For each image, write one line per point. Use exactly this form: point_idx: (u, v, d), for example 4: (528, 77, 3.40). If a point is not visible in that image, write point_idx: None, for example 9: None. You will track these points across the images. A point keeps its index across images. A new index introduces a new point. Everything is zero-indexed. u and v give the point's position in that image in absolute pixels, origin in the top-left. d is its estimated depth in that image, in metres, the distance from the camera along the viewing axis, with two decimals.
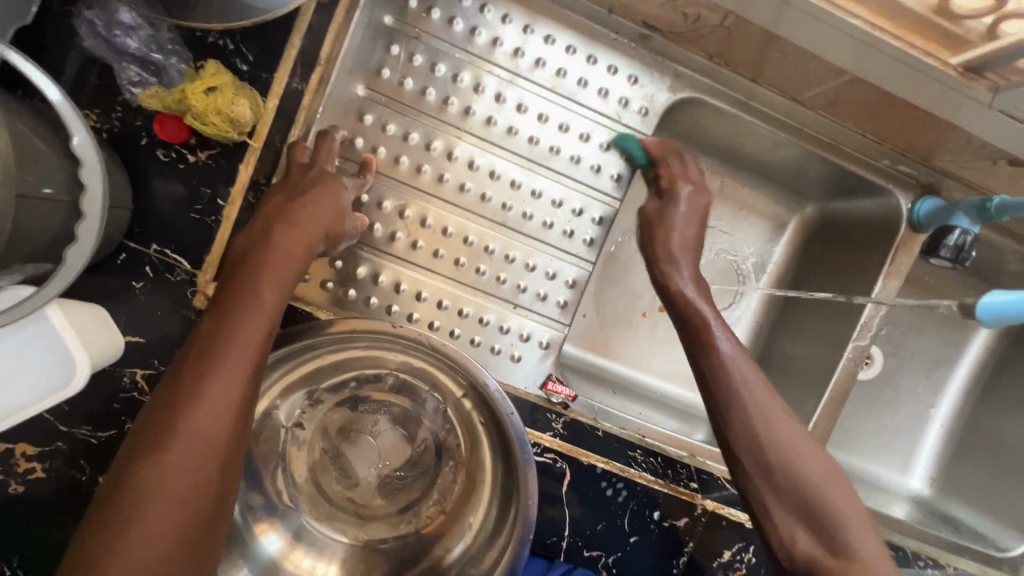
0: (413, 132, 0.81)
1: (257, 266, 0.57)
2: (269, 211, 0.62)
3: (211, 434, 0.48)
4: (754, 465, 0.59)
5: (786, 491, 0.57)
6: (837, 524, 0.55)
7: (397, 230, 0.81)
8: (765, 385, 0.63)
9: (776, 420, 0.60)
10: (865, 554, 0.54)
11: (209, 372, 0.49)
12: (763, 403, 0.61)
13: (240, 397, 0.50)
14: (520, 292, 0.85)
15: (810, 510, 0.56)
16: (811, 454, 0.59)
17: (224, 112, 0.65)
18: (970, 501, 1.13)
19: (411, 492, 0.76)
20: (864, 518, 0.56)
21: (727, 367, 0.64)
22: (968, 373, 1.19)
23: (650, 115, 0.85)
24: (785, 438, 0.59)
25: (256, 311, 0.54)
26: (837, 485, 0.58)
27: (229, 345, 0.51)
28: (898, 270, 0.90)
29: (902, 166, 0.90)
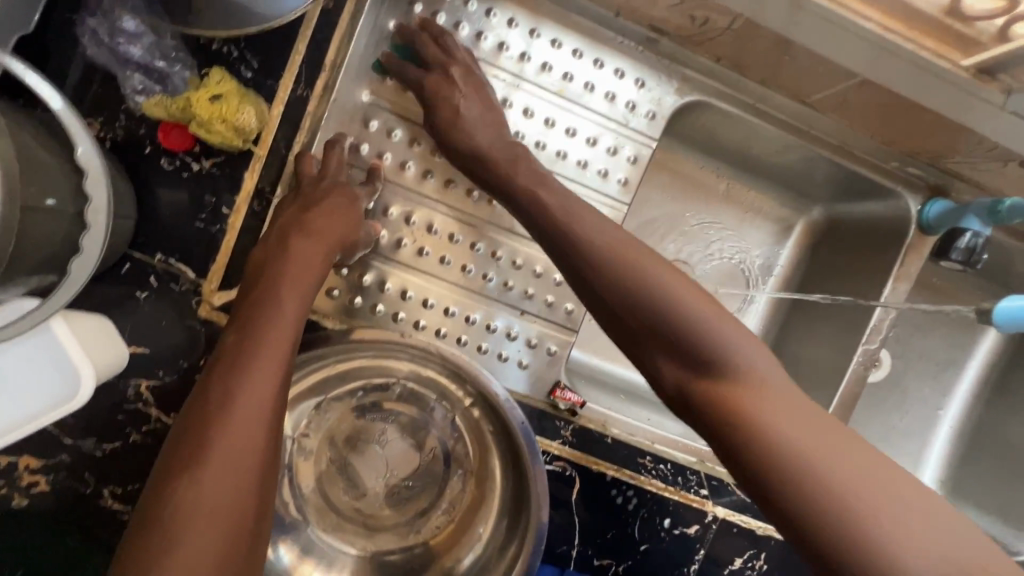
0: (418, 138, 0.80)
1: (275, 278, 0.56)
2: (283, 224, 0.62)
3: (243, 449, 0.46)
4: (623, 321, 0.54)
5: (651, 321, 0.52)
6: (708, 337, 0.50)
7: (403, 236, 0.80)
8: (638, 246, 0.57)
9: (611, 250, 0.56)
10: (759, 377, 0.48)
11: (237, 384, 0.48)
12: (597, 236, 0.58)
13: (269, 408, 0.49)
14: (527, 298, 0.85)
15: (703, 361, 0.50)
16: (719, 317, 0.51)
17: (230, 119, 0.64)
18: (981, 504, 1.11)
19: (419, 503, 0.75)
20: (742, 328, 0.51)
21: (568, 219, 0.61)
22: (977, 374, 1.19)
23: (657, 118, 0.84)
24: (627, 264, 0.55)
25: (277, 323, 0.53)
26: (719, 322, 0.51)
27: (253, 354, 0.50)
28: (907, 272, 0.89)
29: (910, 168, 0.89)
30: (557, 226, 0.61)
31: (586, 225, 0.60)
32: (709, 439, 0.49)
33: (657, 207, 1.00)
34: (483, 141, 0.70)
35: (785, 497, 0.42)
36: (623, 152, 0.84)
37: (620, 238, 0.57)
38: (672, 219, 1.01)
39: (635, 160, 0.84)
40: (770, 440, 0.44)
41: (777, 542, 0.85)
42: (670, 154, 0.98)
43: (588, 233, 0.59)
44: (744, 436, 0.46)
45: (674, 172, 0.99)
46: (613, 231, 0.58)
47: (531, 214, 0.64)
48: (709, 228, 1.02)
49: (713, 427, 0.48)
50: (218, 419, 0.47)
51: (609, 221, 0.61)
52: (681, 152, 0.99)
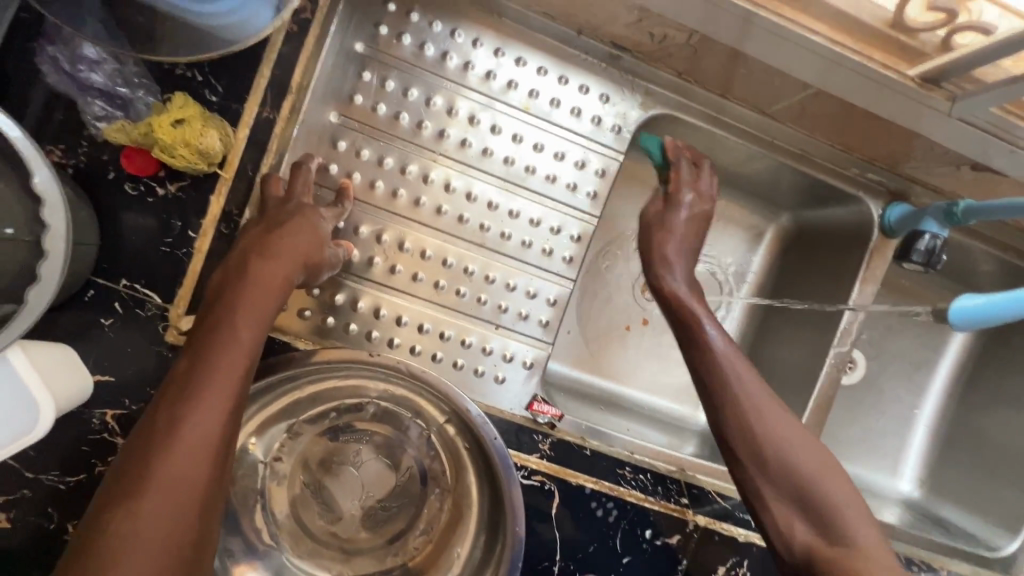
0: (387, 157, 0.80)
1: (232, 301, 0.55)
2: (246, 244, 0.60)
3: (185, 483, 0.45)
4: (762, 475, 0.62)
5: (787, 488, 0.61)
6: (834, 510, 0.59)
7: (375, 255, 0.80)
8: (770, 397, 0.65)
9: (757, 405, 0.64)
10: (867, 541, 0.57)
11: (186, 412, 0.48)
12: (752, 391, 0.65)
13: (215, 441, 0.48)
14: (501, 312, 0.85)
15: (824, 517, 0.59)
16: (834, 475, 0.61)
17: (193, 143, 0.64)
18: (960, 501, 1.13)
19: (397, 524, 0.74)
20: (859, 504, 0.60)
21: (732, 371, 0.66)
22: (949, 373, 1.21)
23: (624, 132, 0.86)
24: (774, 426, 0.63)
25: (230, 350, 0.52)
26: (826, 473, 0.61)
27: (205, 381, 0.49)
28: (873, 275, 0.92)
29: (870, 174, 0.92)
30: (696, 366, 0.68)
31: (739, 374, 0.66)
32: None
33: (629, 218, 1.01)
34: (676, 277, 0.76)
35: None
36: (591, 165, 0.86)
37: (751, 387, 0.65)
38: None
39: (602, 173, 0.86)
40: None
41: (759, 548, 0.85)
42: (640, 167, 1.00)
43: (741, 383, 0.65)
44: None
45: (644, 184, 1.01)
46: (759, 381, 0.66)
47: (684, 340, 0.71)
48: None
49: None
50: (162, 450, 0.46)
51: (751, 368, 0.68)
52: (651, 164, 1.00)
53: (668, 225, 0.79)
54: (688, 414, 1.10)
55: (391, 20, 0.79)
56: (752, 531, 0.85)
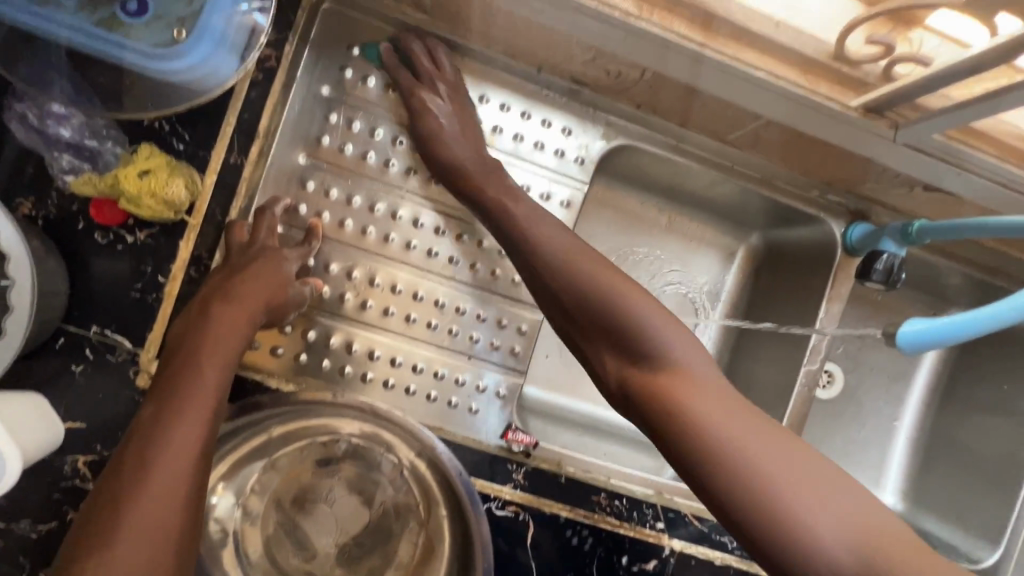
0: (356, 195, 0.82)
1: (194, 347, 0.54)
2: (205, 293, 0.60)
3: (155, 536, 0.43)
4: (586, 324, 0.58)
5: (602, 319, 0.56)
6: (650, 338, 0.54)
7: (346, 291, 0.82)
8: (613, 273, 0.58)
9: (572, 265, 0.60)
10: (703, 375, 0.53)
11: (153, 454, 0.46)
12: (576, 262, 0.60)
13: (185, 491, 0.46)
14: (473, 342, 0.86)
15: (629, 340, 0.55)
16: (682, 336, 0.55)
17: (159, 192, 0.66)
18: (942, 514, 1.13)
19: (372, 560, 0.74)
20: (679, 326, 0.55)
21: (544, 243, 0.64)
22: (927, 384, 1.22)
23: (587, 162, 0.88)
24: (588, 284, 0.57)
25: (195, 394, 0.50)
26: (672, 328, 0.55)
27: (172, 422, 0.48)
28: (838, 293, 0.93)
29: (831, 195, 0.94)
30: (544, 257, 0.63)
31: (547, 249, 0.63)
32: (642, 422, 0.54)
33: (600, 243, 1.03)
34: (463, 155, 0.77)
35: (704, 481, 0.47)
36: (557, 196, 0.88)
37: (583, 272, 0.59)
38: (617, 253, 1.03)
39: (568, 204, 0.88)
40: (696, 427, 0.49)
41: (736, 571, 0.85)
42: (609, 192, 1.03)
43: (555, 260, 0.61)
44: (672, 424, 0.50)
45: (614, 209, 1.03)
46: (592, 259, 0.60)
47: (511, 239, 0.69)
48: (654, 261, 1.05)
49: (646, 408, 0.53)
50: (129, 506, 0.44)
51: (575, 242, 0.63)
52: (620, 189, 1.03)
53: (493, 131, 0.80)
54: None
55: (356, 63, 0.81)
56: (729, 554, 0.86)
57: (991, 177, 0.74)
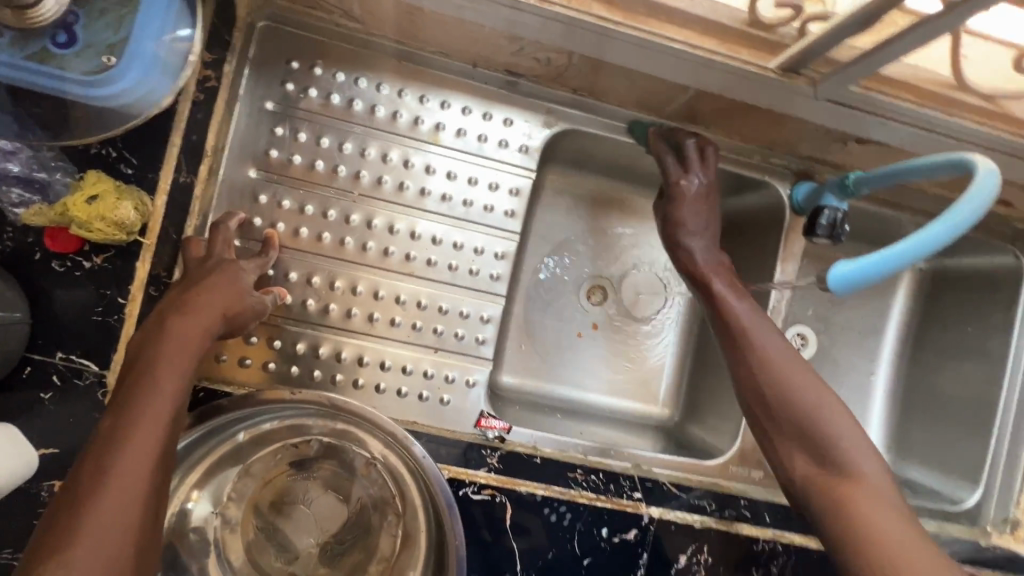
0: (308, 204, 0.84)
1: (150, 358, 0.54)
2: (162, 304, 0.59)
3: (114, 538, 0.45)
4: (766, 407, 0.69)
5: (786, 416, 0.67)
6: (829, 436, 0.64)
7: (308, 297, 0.84)
8: (782, 346, 0.72)
9: (761, 355, 0.71)
10: (868, 472, 0.61)
11: (110, 463, 0.47)
12: (758, 340, 0.72)
13: (142, 494, 0.47)
14: (438, 335, 0.88)
15: (816, 440, 0.65)
16: (839, 413, 0.66)
17: (108, 216, 0.69)
18: (924, 461, 1.15)
19: (354, 555, 0.76)
20: (855, 429, 0.65)
21: (753, 330, 0.73)
22: (897, 336, 1.24)
23: (531, 150, 0.90)
24: (800, 390, 0.68)
25: (151, 404, 0.51)
26: (825, 394, 0.67)
27: (130, 433, 0.49)
28: (791, 253, 0.96)
29: (772, 159, 0.97)
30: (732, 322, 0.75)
31: (757, 328, 0.74)
32: (808, 513, 0.63)
33: (560, 231, 1.11)
34: (696, 248, 0.83)
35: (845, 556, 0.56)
36: (506, 185, 0.90)
37: (763, 342, 0.72)
38: (574, 241, 1.11)
39: (516, 192, 0.90)
40: (854, 516, 0.58)
41: (716, 532, 0.87)
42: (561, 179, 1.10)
43: (765, 345, 0.72)
44: (836, 512, 0.59)
45: (571, 195, 1.11)
46: (774, 344, 0.72)
47: (711, 304, 0.78)
48: (615, 241, 1.13)
49: (811, 498, 0.63)
50: (86, 509, 0.45)
51: (778, 333, 0.74)
52: (572, 175, 1.10)
53: (681, 195, 0.85)
54: (649, 409, 1.11)
55: (296, 76, 0.84)
56: (707, 516, 0.87)
57: (913, 122, 0.77)
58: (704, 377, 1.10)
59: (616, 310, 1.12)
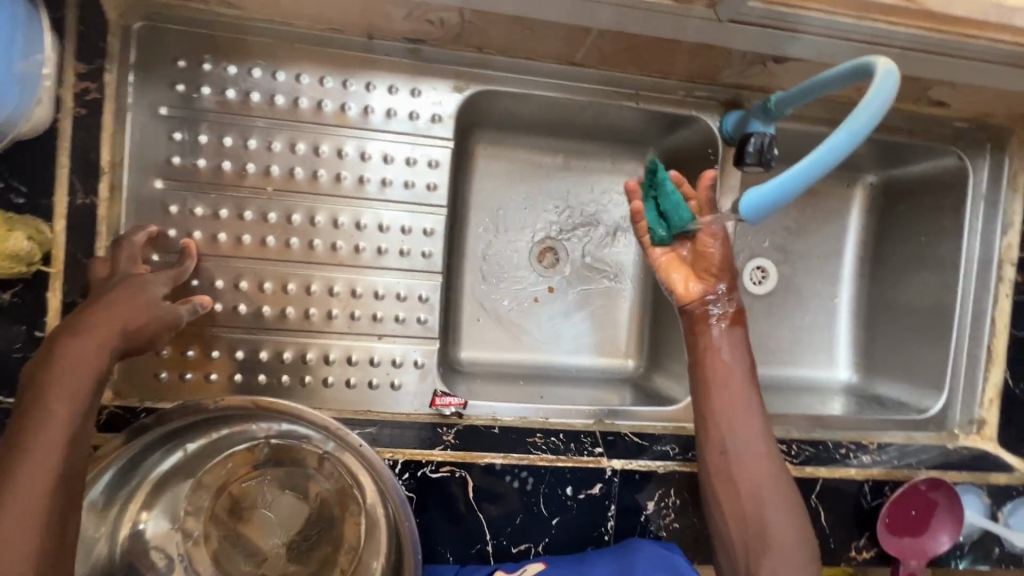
0: (221, 207, 0.82)
1: (41, 383, 0.53)
2: (55, 326, 0.58)
3: (11, 566, 0.45)
4: (730, 490, 0.73)
5: (748, 505, 0.72)
6: (778, 533, 0.70)
7: (239, 302, 0.82)
8: (754, 423, 0.75)
9: (741, 438, 0.74)
10: (797, 574, 0.69)
11: (2, 493, 0.47)
12: (742, 426, 0.74)
13: (39, 520, 0.47)
14: (378, 322, 0.86)
15: (765, 533, 0.70)
16: (789, 509, 0.72)
17: (1, 249, 0.66)
18: (892, 375, 1.16)
19: (323, 549, 0.76)
20: (798, 530, 0.71)
21: (736, 412, 0.75)
22: (856, 256, 1.24)
23: (445, 118, 0.87)
24: (763, 485, 0.72)
25: (44, 429, 0.50)
26: (781, 492, 0.73)
27: (20, 461, 0.48)
28: (729, 186, 0.94)
29: (699, 92, 0.94)
30: (715, 398, 0.76)
31: (741, 408, 0.75)
32: None
33: (501, 198, 1.08)
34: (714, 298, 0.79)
35: None
36: (422, 159, 0.87)
37: (744, 428, 0.74)
38: (517, 206, 1.09)
39: (437, 164, 0.87)
40: None
41: (682, 475, 0.87)
42: (495, 145, 1.07)
43: (744, 428, 0.75)
44: None
45: (507, 160, 1.08)
46: (759, 432, 0.74)
47: (697, 376, 0.78)
48: (558, 201, 1.10)
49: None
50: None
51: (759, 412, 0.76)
52: (504, 140, 1.07)
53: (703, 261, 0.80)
54: (614, 364, 1.11)
55: (185, 76, 0.80)
56: (671, 461, 0.87)
57: (826, 31, 0.73)
58: (669, 320, 1.08)
59: (570, 270, 1.11)
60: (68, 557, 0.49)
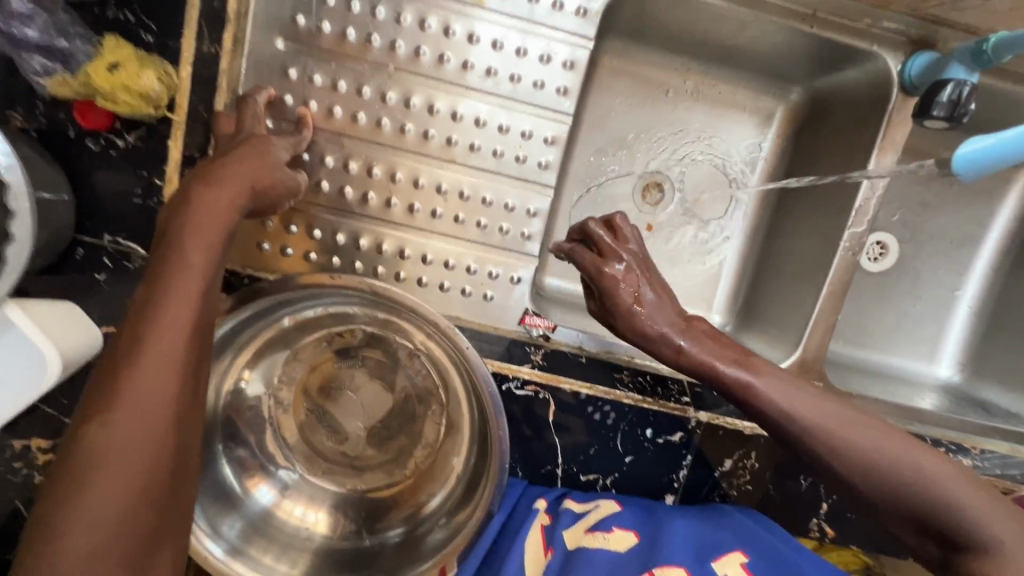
0: (341, 79, 0.76)
1: (177, 230, 0.51)
2: (186, 178, 0.56)
3: (155, 403, 0.44)
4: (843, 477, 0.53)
5: (862, 474, 0.52)
6: (902, 474, 0.51)
7: (346, 184, 0.79)
8: (820, 396, 0.56)
9: (777, 398, 0.55)
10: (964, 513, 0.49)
11: (144, 334, 0.46)
12: (771, 394, 0.56)
13: (178, 362, 0.46)
14: (482, 229, 0.82)
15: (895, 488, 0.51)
16: (893, 437, 0.53)
17: (133, 87, 0.64)
18: (1004, 381, 1.06)
19: (400, 440, 0.78)
20: (912, 443, 0.53)
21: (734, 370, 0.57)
22: (994, 247, 1.10)
23: (590, 14, 0.78)
24: (854, 437, 0.53)
25: (182, 275, 0.49)
26: (899, 442, 0.53)
27: (160, 307, 0.47)
28: (892, 142, 0.83)
29: (885, 22, 0.81)
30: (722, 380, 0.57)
31: (750, 376, 0.57)
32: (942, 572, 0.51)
33: (618, 118, 0.99)
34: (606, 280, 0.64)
35: None
36: (557, 58, 0.79)
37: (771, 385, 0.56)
38: (633, 130, 0.99)
39: (571, 65, 0.79)
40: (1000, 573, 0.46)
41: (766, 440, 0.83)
42: (625, 58, 0.96)
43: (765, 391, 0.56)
44: None
45: (632, 76, 0.97)
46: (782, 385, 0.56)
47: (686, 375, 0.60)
48: (680, 130, 1.00)
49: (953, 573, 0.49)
50: (125, 374, 0.44)
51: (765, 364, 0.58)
52: (637, 53, 0.95)
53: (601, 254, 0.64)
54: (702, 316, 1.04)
55: None
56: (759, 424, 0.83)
57: None
58: (774, 283, 0.99)
59: (677, 210, 1.02)
60: (199, 409, 0.48)
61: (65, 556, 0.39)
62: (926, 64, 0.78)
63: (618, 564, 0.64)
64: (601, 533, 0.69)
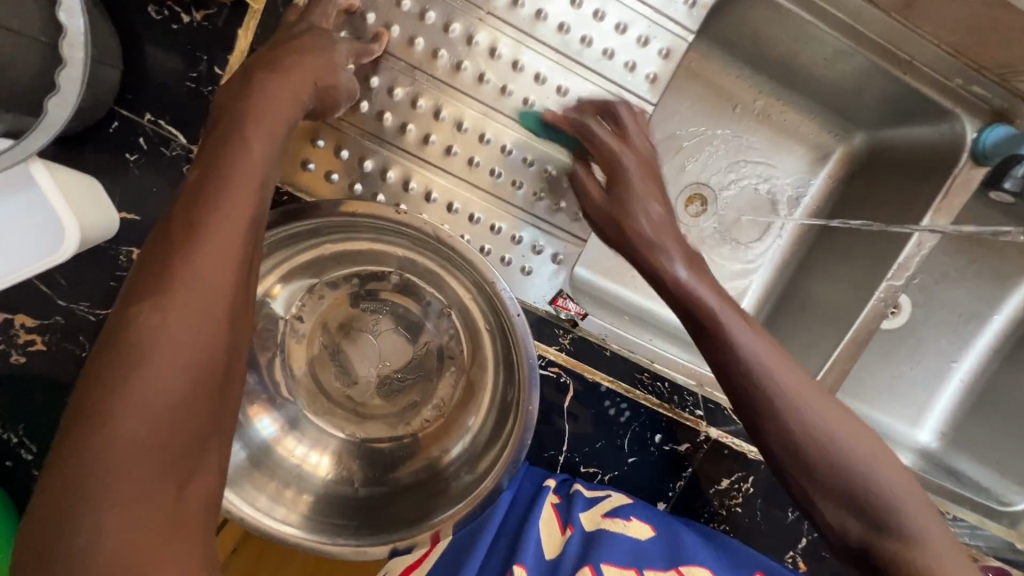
0: (431, 10, 0.72)
1: (236, 117, 0.47)
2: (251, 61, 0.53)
3: (213, 286, 0.40)
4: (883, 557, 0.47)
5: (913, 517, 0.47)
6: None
7: (409, 122, 0.74)
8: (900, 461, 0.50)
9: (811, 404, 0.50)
10: None
11: (199, 215, 0.42)
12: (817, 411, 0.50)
13: (237, 252, 0.42)
14: (535, 201, 0.79)
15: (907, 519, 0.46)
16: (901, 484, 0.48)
17: None
18: (978, 455, 1.11)
19: (411, 395, 0.75)
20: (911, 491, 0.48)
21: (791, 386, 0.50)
22: (1000, 329, 1.14)
23: (698, 6, 0.76)
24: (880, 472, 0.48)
25: (245, 159, 0.45)
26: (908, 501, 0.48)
27: (220, 190, 0.43)
28: (950, 205, 0.84)
29: (974, 87, 0.82)
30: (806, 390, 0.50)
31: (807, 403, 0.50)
32: None
33: (681, 121, 0.97)
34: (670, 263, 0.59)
35: None
36: (655, 43, 0.77)
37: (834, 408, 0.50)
38: (693, 136, 0.98)
39: (667, 54, 0.77)
40: None
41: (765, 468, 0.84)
42: (706, 63, 0.94)
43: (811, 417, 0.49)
44: None
45: (706, 83, 0.96)
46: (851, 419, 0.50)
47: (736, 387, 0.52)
48: (738, 148, 0.99)
49: None
50: (182, 256, 0.40)
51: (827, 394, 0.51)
52: (718, 60, 0.94)
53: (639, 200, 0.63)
54: None
55: None
56: None
57: None
58: (795, 319, 1.00)
59: (715, 224, 1.01)
60: (251, 304, 0.44)
61: (116, 442, 0.34)
62: (1004, 133, 0.80)
63: (642, 551, 0.68)
64: (620, 519, 0.71)
